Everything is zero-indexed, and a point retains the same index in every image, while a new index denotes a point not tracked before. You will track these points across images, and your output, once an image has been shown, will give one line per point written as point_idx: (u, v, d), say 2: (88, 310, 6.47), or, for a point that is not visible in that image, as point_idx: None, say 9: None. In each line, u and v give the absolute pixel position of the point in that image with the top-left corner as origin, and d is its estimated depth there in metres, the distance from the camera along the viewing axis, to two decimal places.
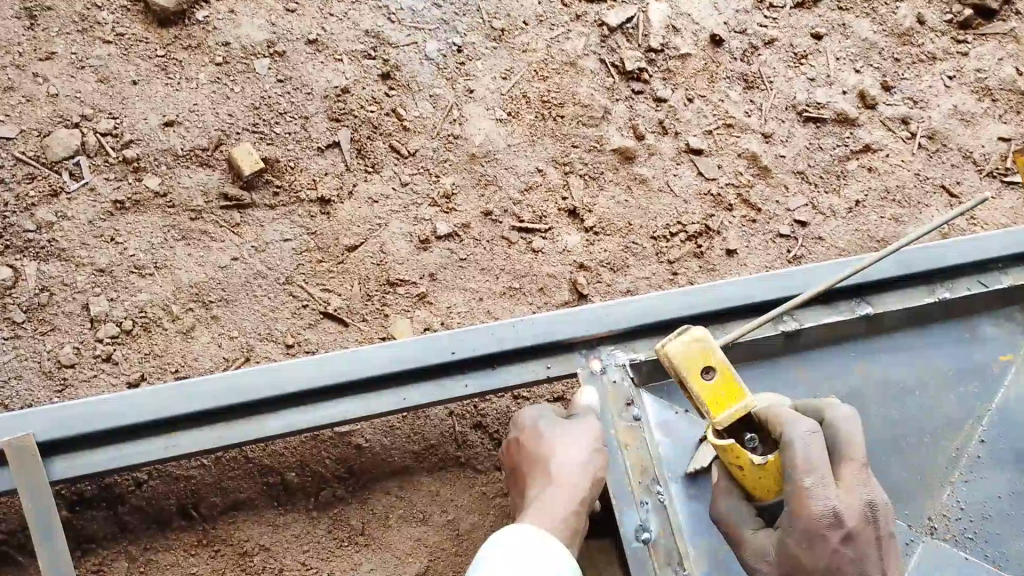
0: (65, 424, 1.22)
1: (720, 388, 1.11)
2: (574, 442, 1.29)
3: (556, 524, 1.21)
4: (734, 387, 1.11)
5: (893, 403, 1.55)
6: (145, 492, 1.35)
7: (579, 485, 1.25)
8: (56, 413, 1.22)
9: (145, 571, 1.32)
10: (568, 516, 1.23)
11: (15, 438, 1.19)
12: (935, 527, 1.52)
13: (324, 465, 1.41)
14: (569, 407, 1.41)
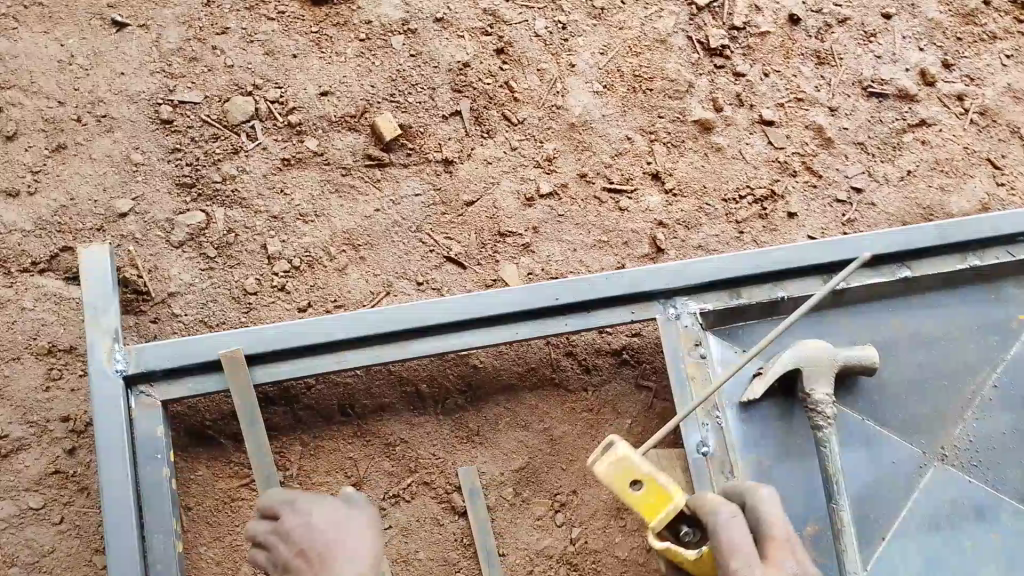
0: (262, 343, 1.57)
1: (650, 497, 1.32)
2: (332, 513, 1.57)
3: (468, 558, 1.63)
4: (659, 493, 1.32)
5: (920, 351, 1.84)
6: (314, 394, 1.73)
7: None
8: (255, 335, 1.56)
9: (315, 453, 1.70)
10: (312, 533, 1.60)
11: (226, 352, 1.55)
12: (946, 454, 1.82)
13: (449, 379, 1.78)
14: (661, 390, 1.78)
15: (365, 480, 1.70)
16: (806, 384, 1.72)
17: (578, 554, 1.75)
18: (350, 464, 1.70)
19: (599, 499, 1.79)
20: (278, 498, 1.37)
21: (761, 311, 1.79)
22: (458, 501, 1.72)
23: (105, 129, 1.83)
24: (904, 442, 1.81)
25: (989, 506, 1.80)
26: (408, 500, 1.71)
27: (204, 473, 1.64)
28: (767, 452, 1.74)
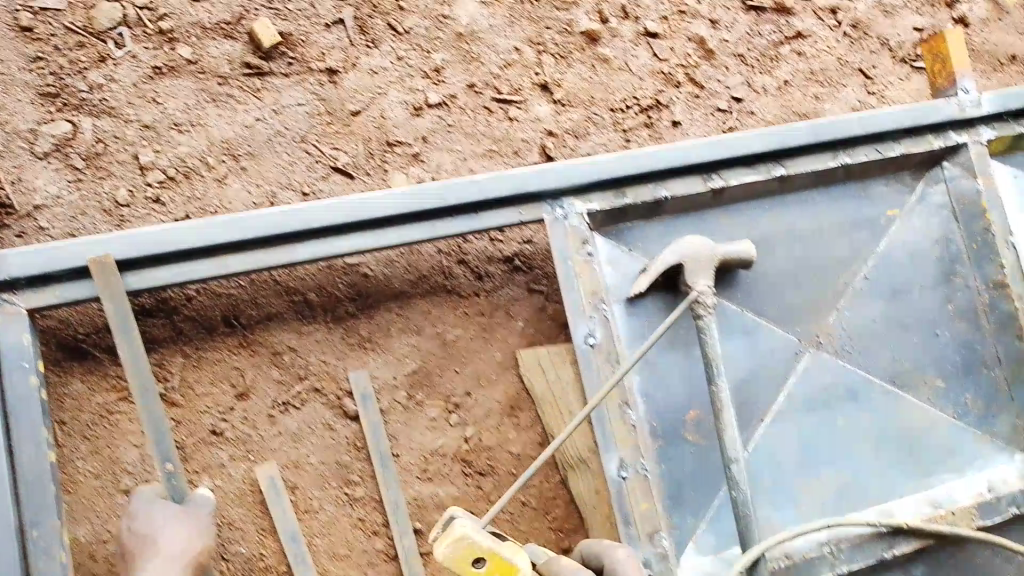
0: (128, 249, 1.50)
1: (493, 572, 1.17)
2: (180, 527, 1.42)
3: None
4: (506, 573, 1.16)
5: (796, 247, 1.92)
6: (195, 305, 1.68)
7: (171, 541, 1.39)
8: (119, 242, 1.49)
9: (198, 364, 1.67)
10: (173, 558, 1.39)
11: (98, 257, 1.47)
12: (822, 342, 1.91)
13: (338, 287, 1.76)
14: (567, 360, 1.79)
15: (252, 389, 1.68)
16: (689, 276, 1.77)
17: (473, 452, 1.79)
18: (235, 373, 1.68)
19: (492, 400, 1.82)
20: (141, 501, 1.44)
21: (644, 211, 1.81)
22: (350, 406, 1.72)
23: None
24: (783, 332, 1.89)
25: (860, 388, 1.92)
26: (298, 407, 1.70)
27: (77, 388, 1.60)
28: (653, 347, 1.79)
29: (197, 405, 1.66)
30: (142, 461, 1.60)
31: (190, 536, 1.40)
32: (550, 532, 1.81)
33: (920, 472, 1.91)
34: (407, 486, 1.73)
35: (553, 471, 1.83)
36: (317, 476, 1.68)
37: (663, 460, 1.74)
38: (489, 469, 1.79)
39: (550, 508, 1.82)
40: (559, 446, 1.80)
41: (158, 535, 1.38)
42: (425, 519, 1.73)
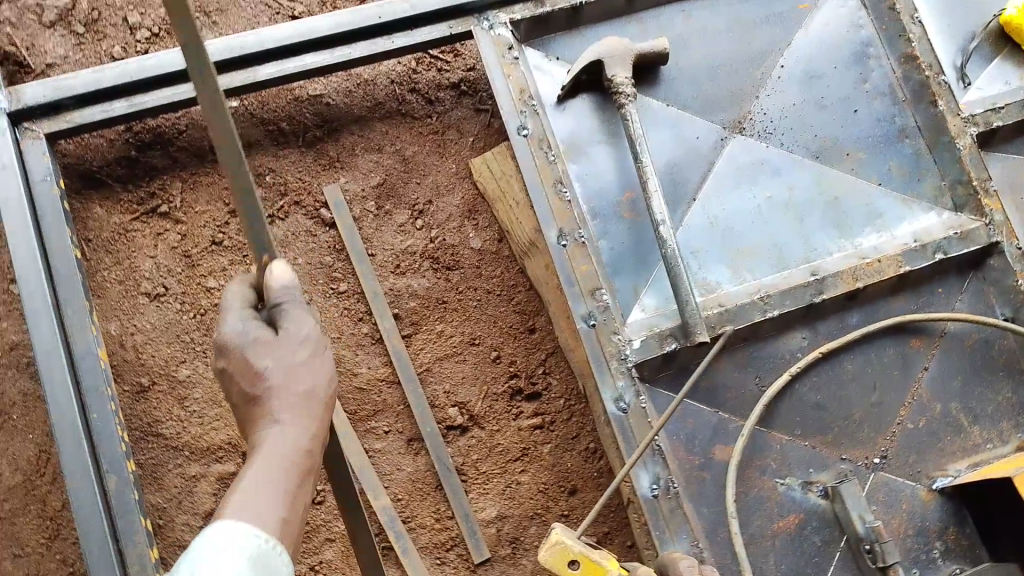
0: (127, 74, 1.82)
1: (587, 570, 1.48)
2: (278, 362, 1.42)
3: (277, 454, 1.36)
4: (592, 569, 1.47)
5: (710, 45, 2.14)
6: (185, 139, 1.98)
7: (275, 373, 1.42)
8: (122, 69, 1.82)
9: (194, 186, 1.99)
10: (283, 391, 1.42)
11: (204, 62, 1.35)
12: (744, 127, 2.12)
13: (306, 116, 2.06)
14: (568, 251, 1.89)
15: (242, 205, 1.99)
16: (608, 71, 2.00)
17: (438, 250, 2.04)
18: (226, 193, 1.99)
19: (451, 206, 2.08)
20: (237, 332, 1.42)
21: (567, 20, 2.08)
22: (325, 214, 2.01)
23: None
24: (704, 119, 2.11)
25: (783, 165, 2.10)
26: (283, 219, 2.01)
27: (98, 211, 1.94)
28: (582, 139, 2.05)
29: (196, 222, 1.96)
30: (156, 269, 1.92)
31: (294, 372, 1.43)
32: (515, 314, 2.03)
33: (849, 231, 2.06)
34: (383, 279, 2.00)
35: (512, 262, 2.06)
36: (305, 272, 1.98)
37: (602, 237, 1.98)
38: (454, 264, 2.04)
39: (513, 295, 2.04)
40: (514, 236, 2.03)
41: (280, 375, 1.42)
42: (402, 305, 1.99)
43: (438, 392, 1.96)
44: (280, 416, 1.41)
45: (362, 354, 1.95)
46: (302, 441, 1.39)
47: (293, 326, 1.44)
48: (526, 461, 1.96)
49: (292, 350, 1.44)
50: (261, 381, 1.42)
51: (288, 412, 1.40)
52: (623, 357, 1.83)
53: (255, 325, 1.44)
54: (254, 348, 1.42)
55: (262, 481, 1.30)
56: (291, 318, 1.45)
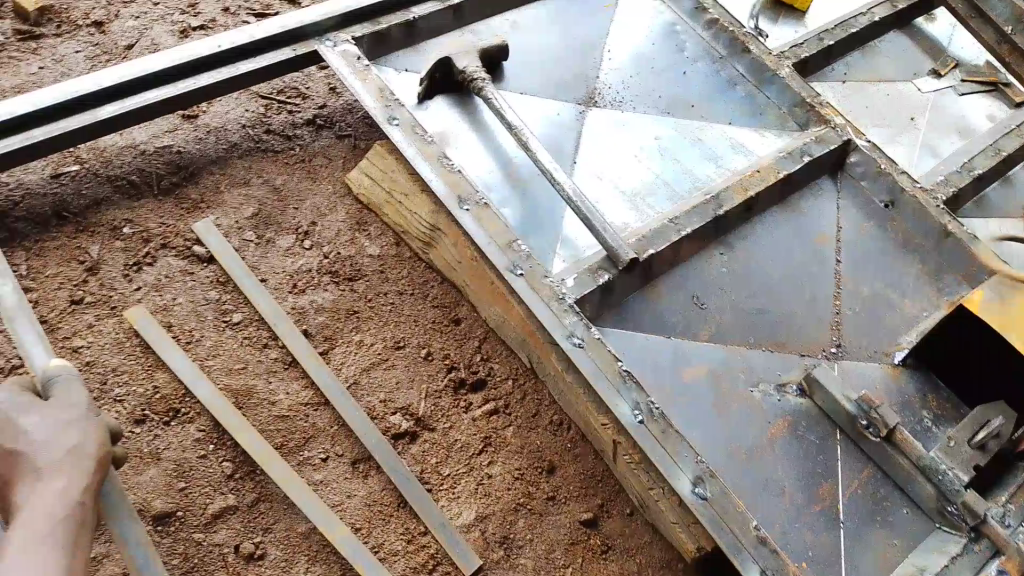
0: None
1: None
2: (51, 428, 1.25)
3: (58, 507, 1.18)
4: None
5: (546, 40, 2.30)
6: (23, 209, 1.76)
7: (53, 440, 1.23)
8: None
9: (41, 254, 1.72)
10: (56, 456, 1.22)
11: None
12: (599, 99, 2.23)
13: (156, 166, 1.89)
14: (476, 213, 1.76)
15: (99, 261, 1.73)
16: (460, 62, 2.04)
17: (335, 263, 1.87)
18: (81, 253, 1.73)
19: (338, 222, 1.94)
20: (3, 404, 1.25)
21: (404, 37, 2.15)
22: (199, 250, 1.78)
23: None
24: (559, 99, 2.20)
25: (643, 121, 2.21)
26: (151, 264, 1.74)
27: None
28: (454, 128, 2.04)
29: (48, 287, 1.68)
30: None
31: (75, 439, 1.25)
32: (434, 309, 1.85)
33: (719, 161, 2.15)
34: (281, 300, 1.78)
35: (417, 262, 1.91)
36: (188, 312, 1.70)
37: (503, 206, 1.93)
38: (356, 274, 1.87)
39: (427, 291, 1.87)
40: (409, 234, 1.90)
41: (44, 436, 1.23)
42: (309, 323, 1.76)
43: (374, 402, 1.69)
44: (43, 472, 1.21)
45: (276, 381, 1.66)
46: (71, 502, 1.19)
47: (67, 396, 1.29)
48: (493, 452, 1.69)
49: (63, 414, 1.27)
50: (24, 443, 1.23)
51: (57, 471, 1.21)
52: (563, 297, 1.68)
53: (23, 396, 1.27)
54: (19, 411, 1.25)
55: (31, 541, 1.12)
56: (67, 391, 1.30)
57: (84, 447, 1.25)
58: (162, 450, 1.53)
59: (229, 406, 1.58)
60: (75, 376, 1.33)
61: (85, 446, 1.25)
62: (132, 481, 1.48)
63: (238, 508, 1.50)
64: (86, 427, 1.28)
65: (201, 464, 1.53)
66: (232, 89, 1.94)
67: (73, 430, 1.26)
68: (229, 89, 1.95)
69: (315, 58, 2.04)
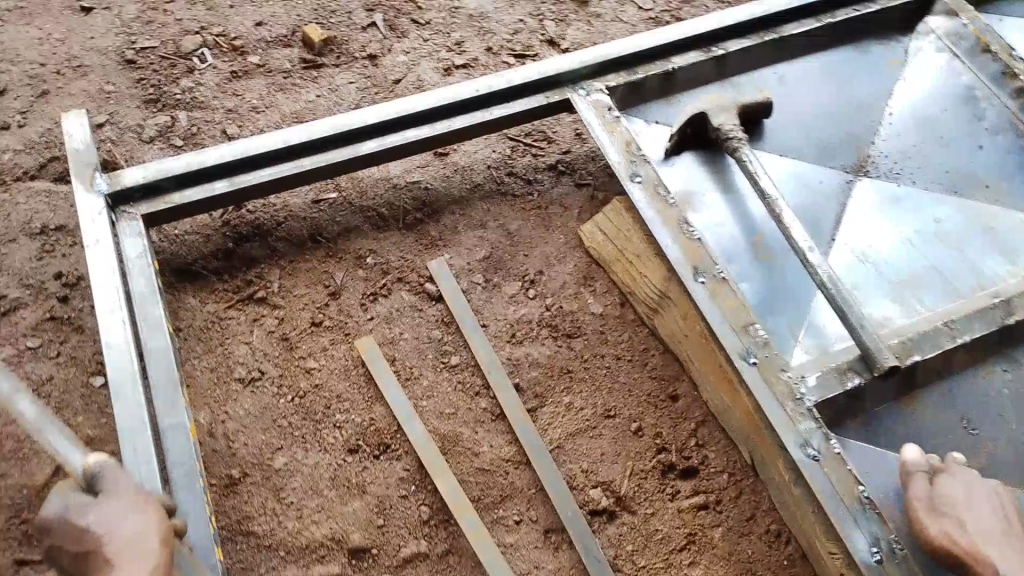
0: (232, 151, 1.80)
1: None
2: (116, 509, 1.15)
3: None
4: None
5: (814, 96, 2.08)
6: (286, 229, 1.91)
7: (119, 527, 1.13)
8: (229, 148, 1.80)
9: (294, 272, 1.85)
10: (123, 546, 1.12)
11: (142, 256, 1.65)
12: (868, 169, 1.99)
13: (405, 200, 1.97)
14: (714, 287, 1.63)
15: (343, 287, 1.83)
16: (714, 119, 1.89)
17: (556, 317, 1.82)
18: (327, 276, 1.85)
19: (566, 274, 1.89)
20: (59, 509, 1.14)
21: (660, 87, 2.07)
22: (431, 288, 1.83)
23: (80, 76, 2.19)
24: (823, 164, 1.99)
25: (919, 198, 1.94)
26: (385, 295, 1.82)
27: (192, 301, 1.79)
28: (701, 188, 1.92)
29: (295, 306, 1.79)
30: (252, 353, 1.72)
31: (144, 517, 1.15)
32: (652, 381, 1.74)
33: (1010, 257, 1.84)
34: (499, 349, 1.76)
35: (640, 326, 1.81)
36: (413, 347, 1.75)
37: (743, 280, 1.77)
38: (576, 330, 1.80)
39: (646, 360, 1.76)
40: (636, 297, 1.80)
41: (104, 528, 1.12)
42: (522, 376, 1.73)
43: (575, 471, 1.62)
44: (115, 560, 1.10)
45: (482, 432, 1.65)
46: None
47: (116, 488, 1.17)
48: (696, 552, 1.54)
49: (118, 502, 1.16)
50: (89, 540, 1.12)
51: (124, 560, 1.11)
52: (801, 398, 1.51)
53: (74, 495, 1.15)
54: (77, 511, 1.14)
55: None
56: (115, 484, 1.17)
57: (148, 527, 1.15)
58: (368, 482, 1.57)
59: (435, 451, 1.59)
60: (116, 466, 1.19)
61: (144, 527, 1.14)
62: (338, 509, 1.54)
63: (429, 557, 1.51)
64: (142, 505, 1.17)
65: (400, 504, 1.55)
66: (482, 132, 1.98)
67: (137, 509, 1.16)
68: (482, 133, 1.99)
69: (566, 106, 2.03)
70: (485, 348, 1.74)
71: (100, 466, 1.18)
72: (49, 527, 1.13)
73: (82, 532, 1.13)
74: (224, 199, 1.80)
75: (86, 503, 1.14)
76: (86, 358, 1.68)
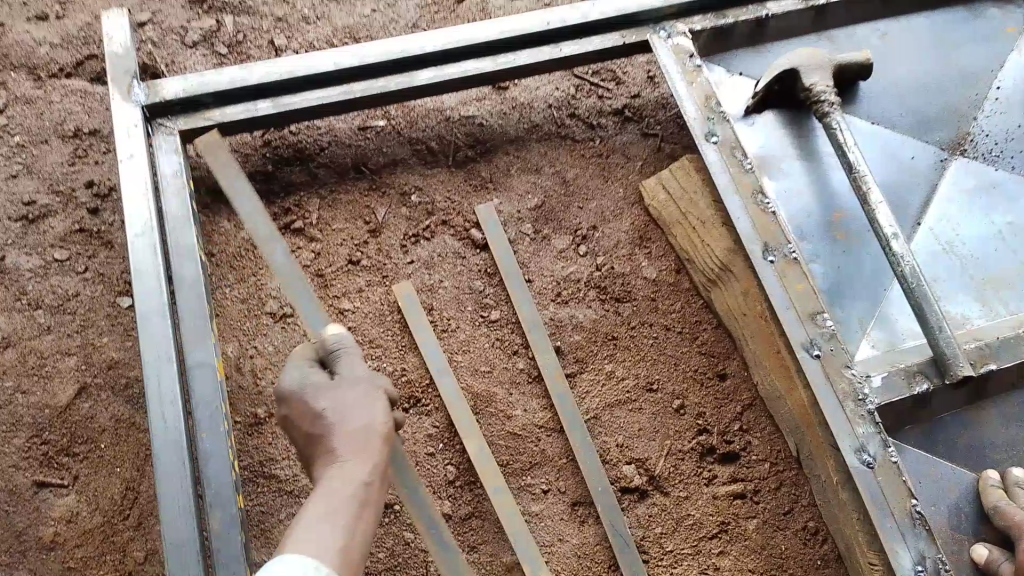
0: (278, 70, 1.68)
1: None
2: (347, 397, 1.16)
3: (343, 487, 1.05)
4: None
5: (918, 61, 1.88)
6: (328, 156, 1.80)
7: (367, 414, 1.14)
8: (276, 66, 1.68)
9: (334, 204, 1.75)
10: (353, 433, 1.12)
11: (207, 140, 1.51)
12: (964, 150, 1.80)
13: (456, 136, 1.84)
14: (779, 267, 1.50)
15: (384, 225, 1.73)
16: (805, 78, 1.71)
17: (606, 278, 1.71)
18: (368, 212, 1.75)
19: (620, 233, 1.77)
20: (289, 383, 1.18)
21: (747, 35, 1.88)
22: (476, 235, 1.73)
23: None
24: (916, 138, 1.81)
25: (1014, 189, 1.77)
26: (428, 239, 1.73)
27: (226, 225, 1.69)
28: (780, 152, 1.76)
29: (333, 241, 1.71)
30: (286, 287, 1.65)
31: (365, 408, 1.15)
32: (700, 357, 1.63)
33: None
34: (543, 308, 1.67)
35: (694, 297, 1.70)
36: (452, 296, 1.67)
37: (815, 259, 1.64)
38: (625, 295, 1.69)
39: (697, 334, 1.66)
40: (694, 265, 1.68)
41: (339, 414, 1.14)
42: (564, 339, 1.64)
43: (609, 445, 1.55)
44: (339, 449, 1.11)
45: (517, 393, 1.58)
46: (361, 478, 1.07)
47: (351, 373, 1.20)
48: (725, 541, 1.49)
49: (355, 391, 1.17)
50: (321, 425, 1.14)
51: (353, 450, 1.11)
52: (863, 398, 1.39)
53: (312, 370, 1.20)
54: (313, 393, 1.16)
55: (321, 518, 0.99)
56: (351, 368, 1.21)
57: (372, 421, 1.14)
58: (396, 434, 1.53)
59: (466, 410, 1.52)
60: (353, 347, 1.24)
61: (374, 423, 1.13)
62: None
63: (451, 517, 1.47)
64: (372, 397, 1.17)
65: (427, 462, 1.51)
66: (548, 70, 1.83)
67: (367, 397, 1.17)
68: (546, 70, 1.84)
69: (640, 49, 1.86)
70: (527, 304, 1.64)
71: (340, 340, 1.23)
72: (288, 397, 1.17)
73: (314, 413, 1.14)
74: (267, 121, 1.70)
75: (324, 385, 1.17)
76: (115, 276, 1.62)
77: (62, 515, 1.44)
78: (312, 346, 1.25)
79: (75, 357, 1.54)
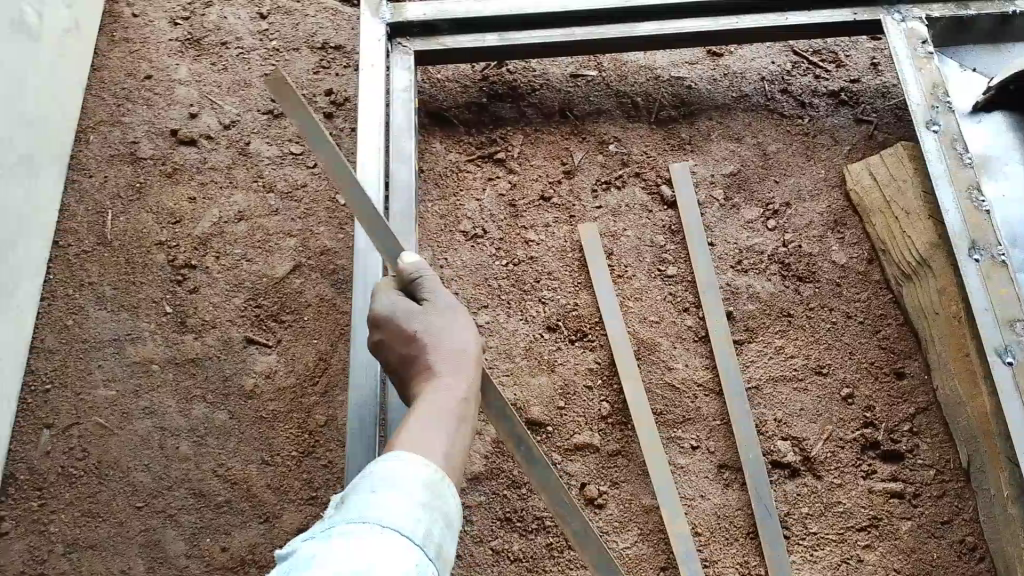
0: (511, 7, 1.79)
1: None
2: (445, 323, 1.23)
3: (448, 403, 1.11)
4: None
5: None
6: (537, 98, 1.89)
7: (458, 341, 1.21)
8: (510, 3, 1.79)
9: (536, 141, 1.83)
10: (449, 358, 1.18)
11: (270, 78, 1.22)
12: None
13: (663, 95, 1.88)
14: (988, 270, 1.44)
15: (579, 169, 1.79)
16: None
17: (792, 256, 1.68)
18: (565, 154, 1.81)
19: (815, 213, 1.73)
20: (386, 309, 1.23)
21: (988, 31, 1.78)
22: (667, 192, 1.75)
23: None
24: None
25: None
26: (619, 187, 1.77)
27: (437, 147, 1.82)
28: (1008, 155, 1.64)
29: (529, 175, 1.79)
30: (481, 211, 1.75)
31: (462, 336, 1.21)
32: (879, 350, 1.59)
33: None
34: (721, 273, 1.67)
35: (882, 291, 1.64)
36: (632, 246, 1.70)
37: None
38: (809, 275, 1.66)
39: (879, 327, 1.61)
40: (890, 256, 1.61)
41: (432, 334, 1.20)
42: (738, 307, 1.64)
43: (767, 417, 1.54)
44: (439, 368, 1.17)
45: (681, 349, 1.60)
46: (460, 394, 1.13)
47: (438, 300, 1.25)
48: (874, 536, 1.44)
49: (449, 317, 1.24)
50: (417, 345, 1.20)
51: (447, 368, 1.17)
52: None
53: (405, 300, 1.25)
54: (403, 317, 1.22)
55: (429, 423, 1.05)
56: (439, 296, 1.26)
57: (467, 346, 1.21)
58: (559, 362, 1.59)
59: (629, 353, 1.58)
60: (432, 275, 1.28)
61: (469, 347, 1.20)
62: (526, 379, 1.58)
63: (599, 450, 1.52)
64: (468, 328, 1.24)
65: (584, 393, 1.57)
66: (769, 38, 1.81)
67: (461, 326, 1.23)
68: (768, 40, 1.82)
69: (871, 29, 1.79)
70: (706, 265, 1.66)
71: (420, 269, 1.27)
72: (381, 323, 1.23)
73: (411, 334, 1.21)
74: (491, 53, 1.79)
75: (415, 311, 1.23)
76: None
77: (262, 370, 1.64)
78: (393, 279, 1.30)
79: (294, 239, 1.75)
